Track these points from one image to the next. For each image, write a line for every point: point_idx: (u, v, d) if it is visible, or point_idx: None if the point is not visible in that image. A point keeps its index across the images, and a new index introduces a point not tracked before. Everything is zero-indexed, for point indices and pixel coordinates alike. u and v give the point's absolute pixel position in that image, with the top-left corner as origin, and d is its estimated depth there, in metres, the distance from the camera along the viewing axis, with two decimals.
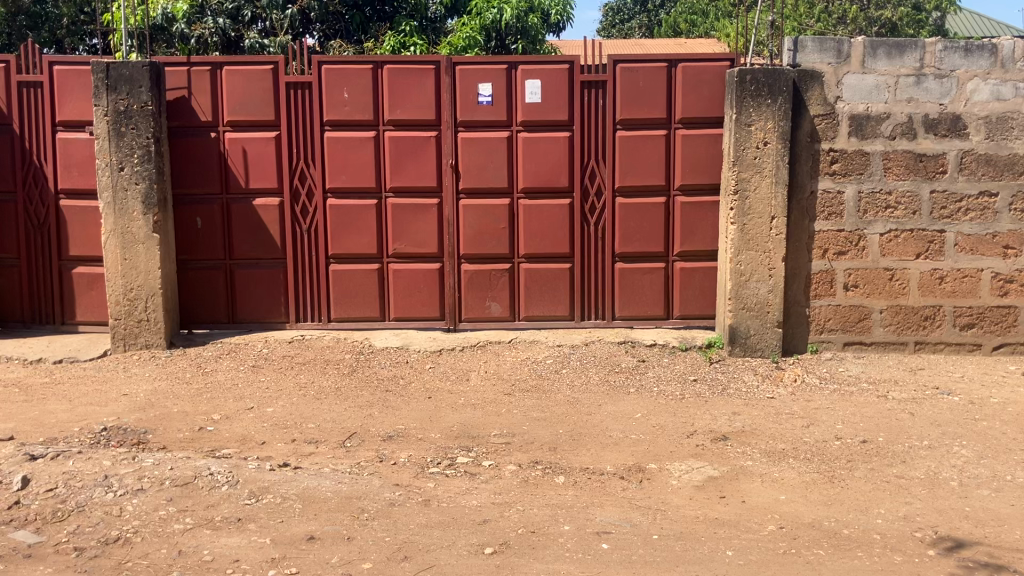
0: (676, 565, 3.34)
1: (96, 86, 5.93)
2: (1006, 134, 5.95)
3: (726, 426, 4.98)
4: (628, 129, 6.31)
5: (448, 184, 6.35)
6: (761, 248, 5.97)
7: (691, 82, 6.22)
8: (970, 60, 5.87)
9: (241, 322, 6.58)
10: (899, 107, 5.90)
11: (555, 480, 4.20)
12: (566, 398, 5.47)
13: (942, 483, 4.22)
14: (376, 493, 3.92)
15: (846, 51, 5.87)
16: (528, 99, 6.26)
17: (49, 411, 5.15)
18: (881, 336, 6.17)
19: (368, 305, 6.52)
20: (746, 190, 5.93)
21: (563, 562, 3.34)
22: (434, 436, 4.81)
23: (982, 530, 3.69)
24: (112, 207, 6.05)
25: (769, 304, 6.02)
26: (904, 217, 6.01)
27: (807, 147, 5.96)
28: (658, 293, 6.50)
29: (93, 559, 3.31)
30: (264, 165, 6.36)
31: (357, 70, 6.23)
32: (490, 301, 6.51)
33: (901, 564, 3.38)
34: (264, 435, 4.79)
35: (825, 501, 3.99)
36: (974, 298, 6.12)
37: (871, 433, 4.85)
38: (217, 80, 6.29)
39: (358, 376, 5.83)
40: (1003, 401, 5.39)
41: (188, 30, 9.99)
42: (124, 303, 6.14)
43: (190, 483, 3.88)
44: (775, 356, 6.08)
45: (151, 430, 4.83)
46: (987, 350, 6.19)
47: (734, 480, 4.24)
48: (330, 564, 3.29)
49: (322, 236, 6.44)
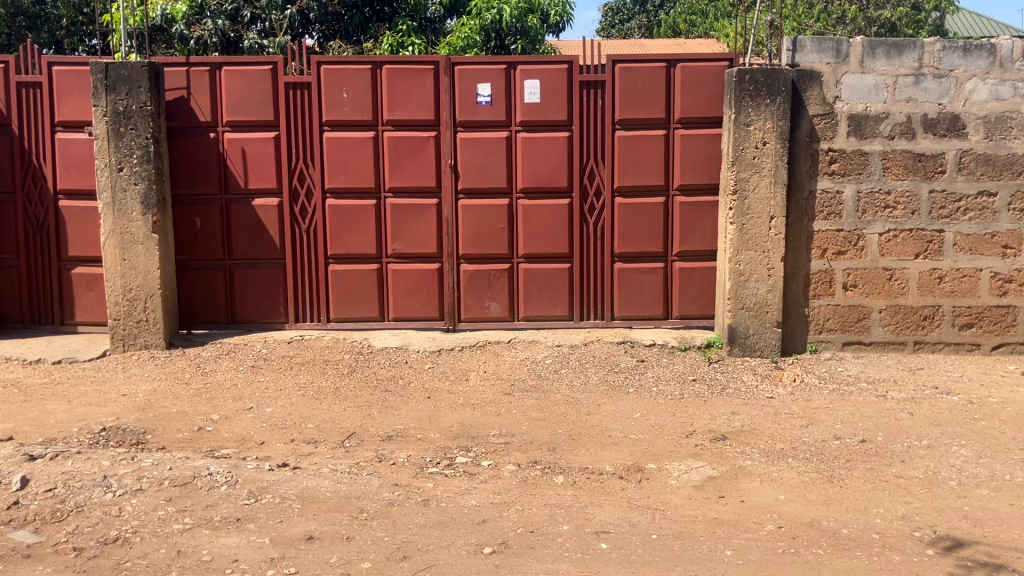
0: (675, 564, 3.34)
1: (95, 87, 5.93)
2: (1005, 134, 5.96)
3: (725, 426, 4.98)
4: (627, 129, 6.31)
5: (447, 184, 6.36)
6: (760, 248, 5.97)
7: (690, 81, 6.22)
8: (969, 60, 5.88)
9: (240, 322, 6.58)
10: (897, 107, 5.91)
11: (554, 480, 4.20)
12: (565, 398, 5.47)
13: (941, 482, 4.22)
14: (375, 493, 3.92)
15: (844, 50, 5.87)
16: (527, 99, 6.26)
17: (48, 411, 5.15)
18: (880, 336, 6.17)
19: (368, 305, 6.52)
20: (745, 190, 5.93)
21: (562, 562, 3.34)
22: (434, 436, 4.81)
23: (981, 529, 3.69)
24: (111, 207, 6.05)
25: (768, 304, 6.02)
26: (903, 217, 6.02)
27: (806, 147, 5.96)
28: (658, 293, 6.50)
29: (92, 559, 3.31)
30: (263, 166, 6.36)
31: (356, 70, 6.23)
32: (489, 301, 6.52)
33: (900, 563, 3.38)
34: (264, 435, 4.79)
35: (824, 501, 3.99)
36: (973, 298, 6.12)
37: (870, 433, 4.85)
38: (216, 80, 6.29)
39: (357, 376, 5.83)
40: (1003, 401, 5.38)
41: (188, 31, 10.01)
42: (123, 303, 6.14)
43: (190, 483, 3.88)
44: (774, 356, 6.08)
45: (150, 430, 4.83)
46: (986, 350, 6.19)
47: (734, 480, 4.24)
48: (329, 564, 3.29)
49: (321, 237, 6.45)
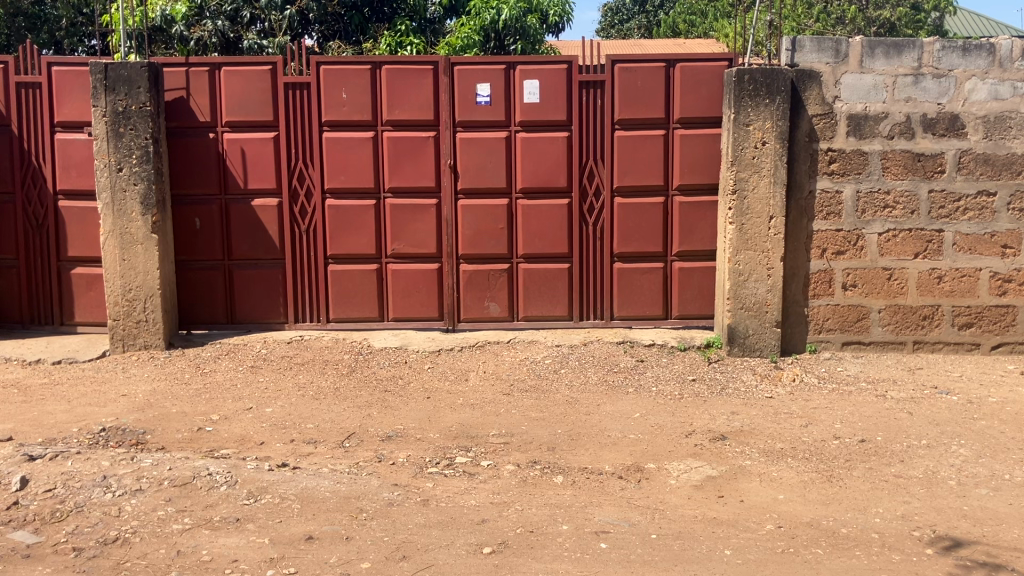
0: (674, 564, 3.34)
1: (95, 87, 5.93)
2: (1004, 133, 5.96)
3: (725, 426, 4.98)
4: (627, 128, 6.32)
5: (447, 184, 6.36)
6: (759, 248, 5.97)
7: (689, 81, 6.22)
8: (968, 60, 5.88)
9: (240, 323, 6.58)
10: (897, 106, 5.91)
11: (553, 480, 4.20)
12: (565, 398, 5.48)
13: (941, 482, 4.22)
14: (374, 493, 3.93)
15: (843, 50, 5.87)
16: (526, 99, 6.26)
17: (48, 411, 5.15)
18: (880, 336, 6.17)
19: (367, 305, 6.52)
20: (744, 190, 5.93)
21: (562, 562, 3.34)
22: (433, 436, 4.81)
23: (981, 529, 3.70)
24: (111, 207, 6.05)
25: (767, 304, 6.02)
26: (902, 217, 6.02)
27: (805, 147, 5.96)
28: (657, 293, 6.50)
29: (92, 559, 3.31)
30: (263, 166, 6.36)
31: (355, 71, 6.23)
32: (489, 301, 6.52)
33: (900, 563, 3.38)
34: (263, 435, 4.79)
35: (823, 501, 3.99)
36: (972, 298, 6.12)
37: (869, 433, 4.85)
38: (215, 80, 6.29)
39: (357, 376, 5.83)
40: (1002, 401, 5.38)
41: (187, 32, 10.05)
42: (122, 304, 6.14)
43: (189, 483, 3.88)
44: (773, 356, 6.08)
45: (150, 430, 4.83)
46: (986, 350, 6.19)
47: (733, 480, 4.24)
48: (329, 564, 3.29)
49: (321, 237, 6.45)
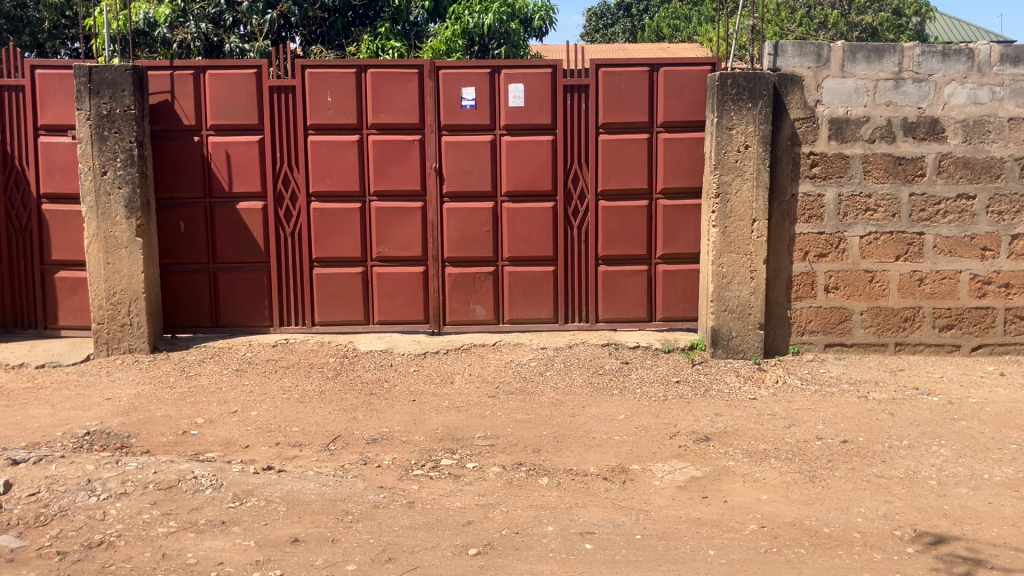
0: (659, 564, 3.37)
1: (79, 90, 5.90)
2: (984, 137, 6.03)
3: (709, 427, 5.03)
4: (611, 132, 6.35)
5: (433, 187, 6.38)
6: (743, 251, 6.03)
7: (673, 85, 6.26)
8: (947, 65, 5.95)
9: (224, 326, 6.56)
10: (878, 110, 5.98)
11: (539, 481, 4.23)
12: (551, 399, 5.52)
13: (922, 482, 4.27)
14: (360, 495, 3.94)
15: (825, 55, 5.93)
16: (511, 102, 6.29)
17: (32, 416, 5.12)
18: (862, 337, 6.24)
19: (353, 308, 6.53)
20: (727, 193, 5.98)
21: (546, 562, 3.37)
22: (419, 438, 4.83)
23: (960, 528, 3.74)
24: (95, 211, 6.02)
25: (751, 306, 6.08)
26: (883, 220, 6.08)
27: (787, 151, 6.02)
28: (641, 296, 6.54)
29: (76, 563, 3.31)
30: (248, 170, 6.36)
31: (340, 74, 6.25)
32: (474, 304, 6.54)
33: (881, 561, 3.42)
34: (248, 438, 4.79)
35: (806, 501, 4.03)
36: (953, 299, 6.20)
37: (852, 434, 4.91)
38: (200, 84, 6.28)
39: (343, 379, 5.85)
40: (981, 402, 5.46)
41: (170, 35, 10.02)
42: (107, 308, 6.12)
43: (174, 487, 3.88)
44: (756, 357, 6.13)
45: (134, 434, 4.82)
46: (966, 351, 6.27)
47: (717, 481, 4.28)
48: (314, 565, 3.30)
49: (306, 239, 6.45)
